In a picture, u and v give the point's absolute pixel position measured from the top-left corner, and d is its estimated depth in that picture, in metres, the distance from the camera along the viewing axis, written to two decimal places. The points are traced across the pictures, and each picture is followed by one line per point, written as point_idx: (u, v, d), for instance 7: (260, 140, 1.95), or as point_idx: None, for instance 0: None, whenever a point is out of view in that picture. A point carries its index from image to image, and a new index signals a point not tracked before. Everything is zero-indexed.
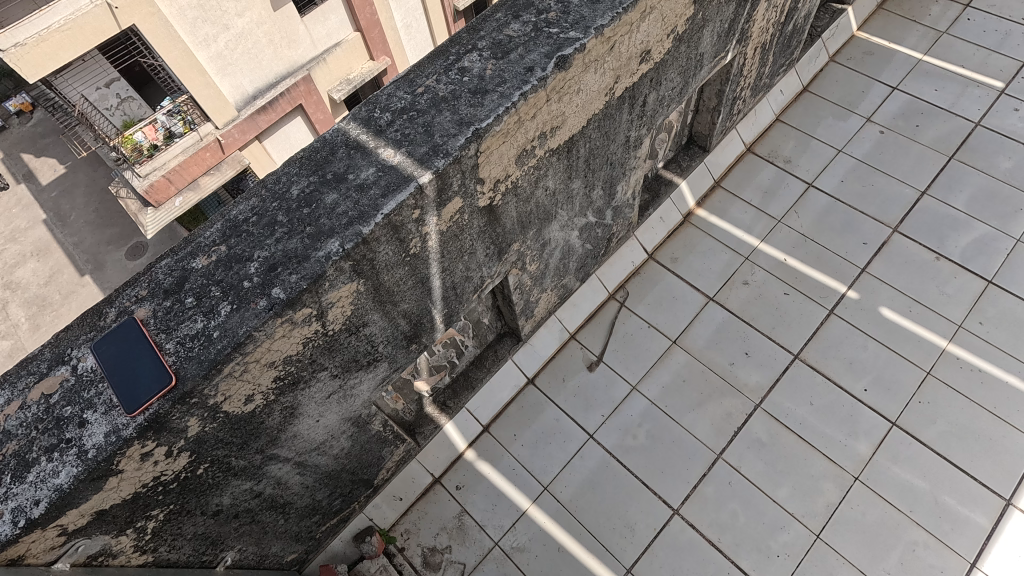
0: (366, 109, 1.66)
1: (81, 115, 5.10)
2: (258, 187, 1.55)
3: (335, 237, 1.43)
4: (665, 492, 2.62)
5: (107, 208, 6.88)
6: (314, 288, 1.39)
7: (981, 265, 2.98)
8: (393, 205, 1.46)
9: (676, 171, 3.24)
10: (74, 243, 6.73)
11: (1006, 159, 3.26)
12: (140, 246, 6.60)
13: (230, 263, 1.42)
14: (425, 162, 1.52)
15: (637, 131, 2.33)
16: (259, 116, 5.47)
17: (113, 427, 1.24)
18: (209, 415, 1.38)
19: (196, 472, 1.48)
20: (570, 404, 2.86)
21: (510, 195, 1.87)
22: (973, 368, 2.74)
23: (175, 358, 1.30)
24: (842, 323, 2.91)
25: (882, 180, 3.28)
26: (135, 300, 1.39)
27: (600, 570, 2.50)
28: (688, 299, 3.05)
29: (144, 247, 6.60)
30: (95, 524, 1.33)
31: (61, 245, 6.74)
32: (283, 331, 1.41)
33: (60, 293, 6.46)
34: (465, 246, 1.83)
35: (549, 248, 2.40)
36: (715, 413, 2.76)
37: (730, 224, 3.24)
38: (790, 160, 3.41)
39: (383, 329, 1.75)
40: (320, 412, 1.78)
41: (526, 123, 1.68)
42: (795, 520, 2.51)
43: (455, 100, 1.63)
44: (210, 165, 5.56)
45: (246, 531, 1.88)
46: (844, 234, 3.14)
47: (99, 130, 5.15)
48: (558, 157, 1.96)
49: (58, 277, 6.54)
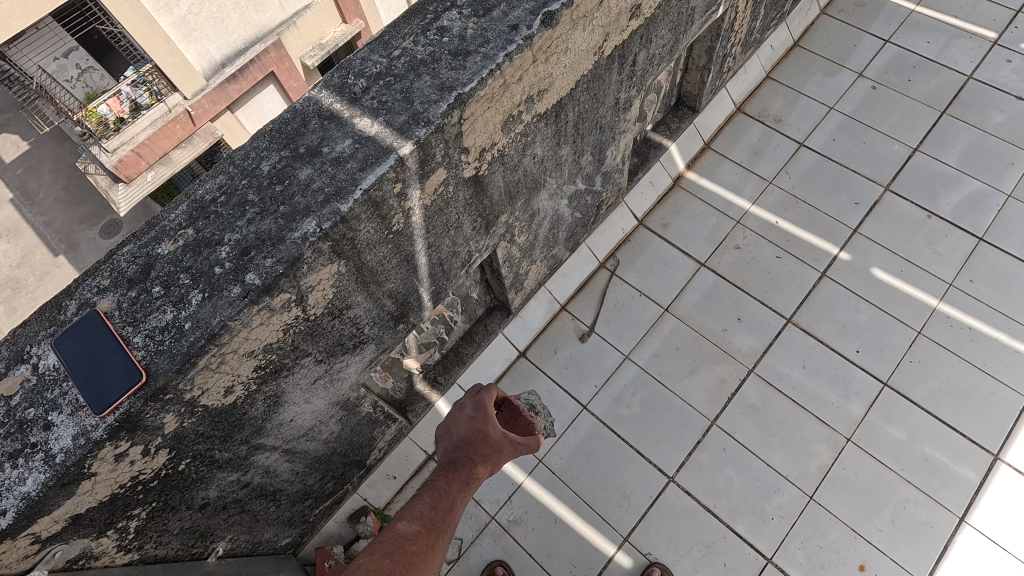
0: (338, 74, 1.52)
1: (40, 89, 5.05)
2: (225, 163, 1.43)
3: (311, 216, 1.33)
4: (660, 460, 2.62)
5: (76, 184, 6.56)
6: (292, 273, 1.30)
7: (973, 222, 2.96)
8: (372, 179, 1.36)
9: (666, 133, 3.13)
10: (44, 222, 6.45)
11: (998, 112, 3.20)
12: (115, 224, 6.38)
13: (199, 248, 1.31)
14: (405, 132, 1.41)
15: (626, 92, 2.22)
16: (230, 85, 5.21)
17: (81, 429, 1.17)
18: (187, 410, 1.31)
19: (177, 468, 1.41)
20: (563, 376, 2.82)
21: (497, 164, 1.77)
22: (963, 326, 2.74)
23: (145, 353, 1.21)
24: (834, 285, 2.88)
25: (874, 137, 3.21)
26: (97, 291, 1.29)
27: (597, 540, 2.51)
28: (680, 266, 3.00)
29: (119, 224, 6.38)
30: (72, 529, 1.26)
31: (30, 224, 6.45)
32: (261, 319, 1.32)
33: (35, 274, 6.29)
34: (451, 220, 1.74)
35: (538, 218, 2.31)
36: (709, 379, 2.75)
37: (721, 187, 3.17)
38: (781, 119, 3.31)
39: (369, 310, 1.67)
40: (307, 398, 1.70)
41: (512, 87, 1.57)
42: (788, 483, 2.53)
43: (435, 63, 1.51)
44: (180, 138, 5.30)
45: (236, 521, 1.83)
46: (836, 194, 3.09)
47: (60, 103, 5.05)
48: (546, 123, 1.85)
49: (31, 259, 6.32)
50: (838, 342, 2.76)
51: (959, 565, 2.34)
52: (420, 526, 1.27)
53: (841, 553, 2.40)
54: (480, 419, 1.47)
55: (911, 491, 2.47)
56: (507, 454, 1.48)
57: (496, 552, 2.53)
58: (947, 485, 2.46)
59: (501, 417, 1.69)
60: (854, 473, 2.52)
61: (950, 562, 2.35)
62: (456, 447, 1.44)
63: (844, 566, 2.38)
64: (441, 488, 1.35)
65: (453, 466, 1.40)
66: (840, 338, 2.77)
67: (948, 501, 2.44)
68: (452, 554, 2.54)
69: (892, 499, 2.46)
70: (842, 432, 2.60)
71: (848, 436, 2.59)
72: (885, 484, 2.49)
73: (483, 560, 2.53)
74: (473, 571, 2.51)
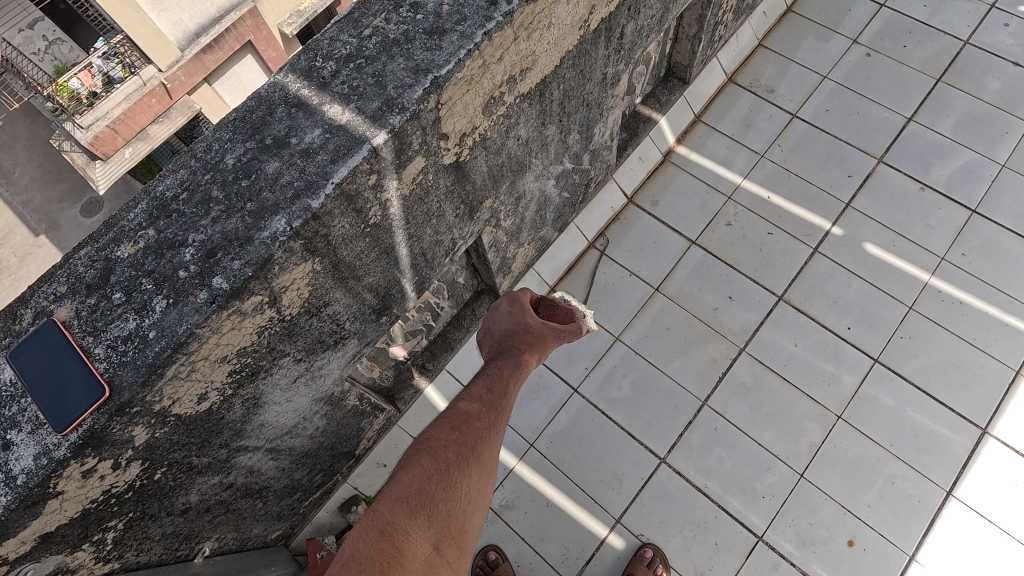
0: (305, 56, 1.42)
1: (8, 64, 5.05)
2: (186, 156, 1.33)
3: (279, 213, 1.25)
4: (652, 442, 2.61)
5: (52, 162, 6.29)
6: (262, 275, 1.24)
7: (966, 193, 2.91)
8: (345, 172, 1.28)
9: (655, 106, 3.02)
10: (22, 202, 6.20)
11: (994, 79, 3.12)
12: (95, 202, 6.17)
13: (161, 250, 1.23)
14: (378, 120, 1.32)
15: (614, 67, 2.12)
16: (205, 56, 5.01)
17: (42, 448, 1.11)
18: (157, 420, 1.26)
19: (153, 477, 1.37)
20: (553, 359, 2.78)
21: (479, 149, 1.68)
22: (954, 300, 2.72)
23: (107, 365, 1.15)
24: (826, 261, 2.84)
25: (868, 107, 3.13)
26: (53, 299, 1.21)
27: (589, 522, 2.52)
28: (670, 244, 2.94)
29: (99, 203, 6.16)
30: (43, 547, 1.22)
31: (7, 204, 6.20)
32: (232, 324, 1.26)
33: (16, 256, 6.10)
34: (431, 209, 1.66)
35: (523, 201, 2.23)
36: (700, 359, 2.72)
37: (711, 161, 3.09)
38: (773, 90, 3.21)
39: (348, 305, 1.60)
40: (288, 397, 1.65)
41: (492, 67, 1.48)
42: (779, 461, 2.54)
43: (409, 42, 1.41)
44: (156, 113, 5.11)
45: (222, 520, 1.79)
46: (829, 167, 3.02)
47: (29, 78, 5.02)
48: (529, 103, 1.75)
49: (11, 240, 6.11)
50: (829, 320, 2.74)
51: (945, 538, 2.38)
52: (487, 400, 1.50)
53: (830, 529, 2.43)
54: (517, 312, 1.72)
55: (900, 467, 2.50)
56: (551, 341, 1.73)
57: (489, 536, 2.54)
58: (935, 459, 2.49)
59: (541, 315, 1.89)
60: (844, 450, 2.54)
61: (936, 535, 2.39)
62: (501, 341, 1.71)
63: (833, 541, 2.42)
64: (495, 372, 1.59)
65: (502, 356, 1.65)
66: (832, 315, 2.75)
67: (935, 475, 2.47)
68: None
69: (880, 475, 2.49)
70: (833, 409, 2.60)
71: (838, 414, 2.59)
72: (874, 460, 2.51)
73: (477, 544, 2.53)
74: None
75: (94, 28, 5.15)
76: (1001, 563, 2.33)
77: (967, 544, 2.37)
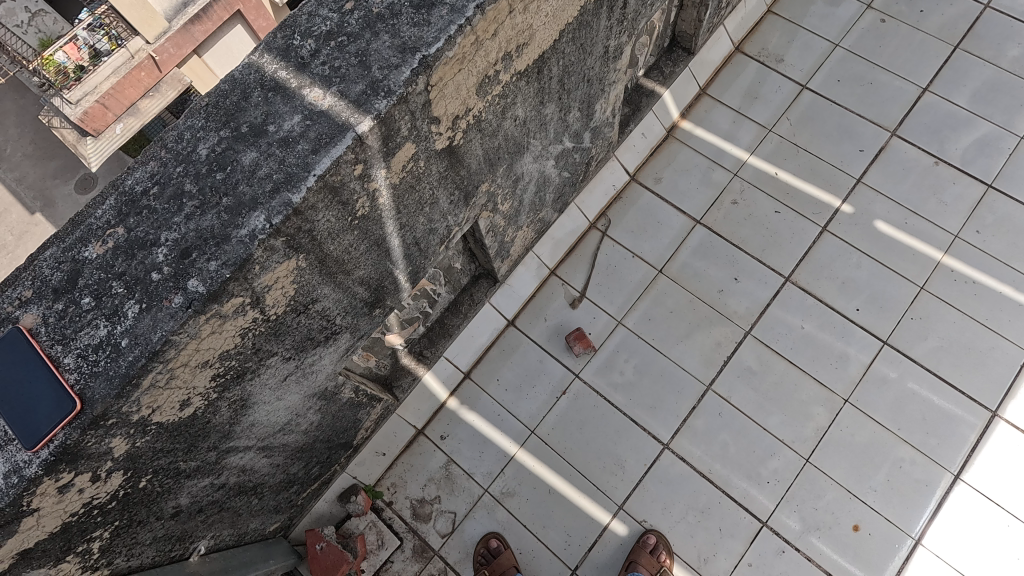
0: (282, 34, 1.30)
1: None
2: (156, 147, 1.23)
3: (258, 209, 1.16)
4: (655, 427, 2.57)
5: (43, 135, 5.96)
6: (241, 276, 1.16)
7: (983, 167, 2.80)
8: (327, 163, 1.18)
9: (659, 79, 2.88)
10: (16, 178, 5.90)
11: (1014, 46, 2.98)
12: (90, 177, 5.86)
13: (132, 250, 1.14)
14: (363, 105, 1.22)
15: (617, 39, 1.99)
16: (193, 26, 4.82)
17: (12, 465, 1.09)
18: (138, 430, 1.21)
19: (138, 485, 1.32)
20: (554, 344, 2.71)
21: (473, 131, 1.58)
22: (966, 280, 2.64)
23: (78, 377, 1.10)
24: (835, 241, 2.75)
25: (881, 77, 2.98)
26: (19, 304, 1.14)
27: (591, 508, 2.49)
28: (674, 223, 2.84)
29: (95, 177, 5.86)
30: (23, 562, 1.20)
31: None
32: (212, 328, 1.19)
33: (13, 234, 5.86)
34: (424, 197, 1.56)
35: (522, 183, 2.12)
36: (704, 343, 2.66)
37: (716, 136, 2.96)
38: (782, 59, 3.06)
39: (338, 300, 1.51)
40: (278, 396, 1.58)
41: (485, 43, 1.37)
42: (784, 446, 2.50)
43: (395, 18, 1.29)
44: (146, 86, 4.87)
45: (216, 519, 1.75)
46: (840, 141, 2.90)
47: (13, 51, 4.86)
48: (526, 81, 1.64)
49: (6, 218, 5.86)
50: (838, 301, 2.67)
51: (951, 521, 2.36)
52: None
53: (835, 514, 2.41)
54: None
55: (908, 450, 2.46)
56: None
57: (490, 524, 2.51)
58: (943, 442, 2.45)
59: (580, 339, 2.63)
60: (851, 434, 2.49)
61: (942, 519, 2.36)
62: None
63: (838, 526, 2.40)
64: None
65: None
66: (841, 296, 2.67)
67: (943, 459, 2.43)
68: (446, 527, 2.52)
69: (888, 459, 2.45)
70: (840, 392, 2.54)
71: (846, 397, 2.54)
72: (882, 445, 2.47)
73: (478, 532, 2.51)
74: (468, 544, 2.49)
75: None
76: (1009, 546, 2.31)
77: (973, 528, 2.35)
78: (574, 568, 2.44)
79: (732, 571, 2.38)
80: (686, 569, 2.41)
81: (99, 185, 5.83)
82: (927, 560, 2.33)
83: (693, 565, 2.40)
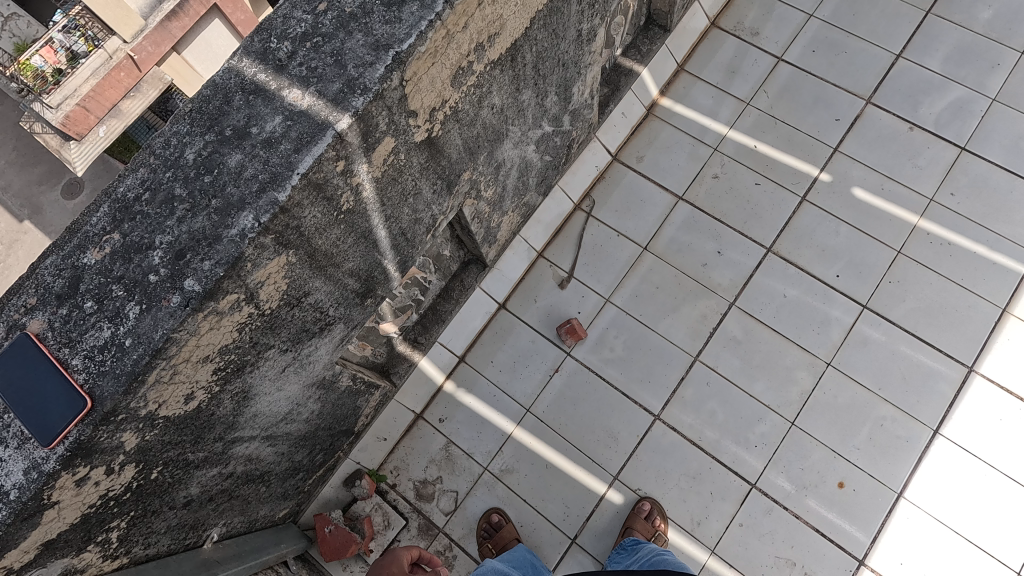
0: (259, 38, 1.34)
1: None
2: (145, 154, 1.28)
3: (246, 209, 1.22)
4: (646, 400, 2.65)
5: (24, 140, 5.93)
6: (234, 273, 1.22)
7: (956, 130, 2.86)
8: (310, 161, 1.23)
9: (636, 58, 2.91)
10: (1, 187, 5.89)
11: (986, 8, 3.01)
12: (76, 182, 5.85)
13: (129, 254, 1.20)
14: (340, 103, 1.27)
15: (589, 22, 2.02)
16: (170, 23, 4.75)
17: (31, 462, 1.17)
18: (146, 424, 1.28)
19: (149, 477, 1.40)
20: (544, 324, 2.78)
21: (451, 122, 1.62)
22: (942, 242, 2.72)
23: (86, 377, 1.17)
24: (814, 210, 2.81)
25: (856, 45, 3.02)
26: (25, 311, 1.21)
27: (587, 480, 2.59)
28: (657, 201, 2.89)
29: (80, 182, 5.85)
30: (47, 553, 1.29)
31: None
32: (210, 324, 1.25)
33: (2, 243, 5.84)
34: (407, 188, 1.61)
35: (504, 169, 2.17)
36: (691, 316, 2.73)
37: (696, 112, 3.00)
38: (757, 33, 3.09)
39: (330, 293, 1.57)
40: (278, 386, 1.64)
41: (457, 36, 1.41)
42: (770, 411, 2.59)
43: (367, 16, 1.34)
44: (127, 87, 4.83)
45: (226, 507, 1.83)
46: (817, 111, 2.95)
47: None
48: (500, 70, 1.69)
49: None
50: (818, 268, 2.74)
51: (931, 474, 2.47)
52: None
53: (821, 472, 2.51)
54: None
55: (889, 409, 2.55)
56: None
57: (491, 500, 2.60)
58: (923, 400, 2.55)
59: (569, 325, 2.67)
60: (834, 395, 2.59)
61: (923, 472, 2.47)
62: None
63: (824, 484, 2.50)
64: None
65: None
66: (821, 263, 2.74)
67: (923, 416, 2.53)
68: (449, 505, 2.61)
69: (870, 418, 2.55)
70: (823, 357, 2.63)
71: (828, 361, 2.62)
72: (864, 405, 2.57)
73: (479, 508, 2.60)
74: (470, 520, 2.59)
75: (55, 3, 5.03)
76: (987, 495, 2.42)
77: (952, 479, 2.45)
78: (574, 537, 2.54)
79: (724, 532, 2.48)
80: (680, 532, 2.50)
81: (85, 189, 5.81)
82: (910, 512, 2.44)
83: (687, 528, 2.51)
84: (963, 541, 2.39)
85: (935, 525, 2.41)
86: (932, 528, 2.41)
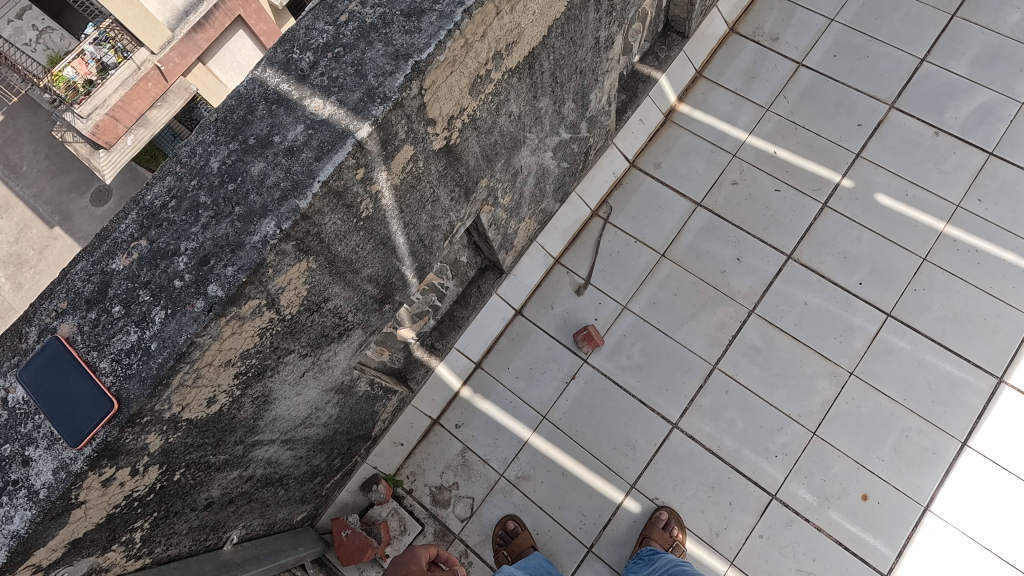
0: (282, 48, 1.38)
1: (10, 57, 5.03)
2: (172, 163, 1.31)
3: (268, 216, 1.24)
4: (664, 408, 2.63)
5: (56, 149, 6.11)
6: (256, 279, 1.24)
7: (983, 135, 2.80)
8: (331, 169, 1.26)
9: (654, 64, 2.90)
10: (33, 194, 6.06)
11: (1013, 11, 2.95)
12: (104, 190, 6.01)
13: (156, 260, 1.23)
14: (361, 111, 1.29)
15: (607, 29, 2.02)
16: (197, 34, 4.85)
17: (60, 462, 1.20)
18: (170, 426, 1.31)
19: (173, 478, 1.44)
20: (561, 331, 2.78)
21: (469, 130, 1.64)
22: (969, 249, 2.66)
23: (113, 379, 1.20)
24: (836, 217, 2.77)
25: (879, 50, 2.97)
26: (56, 314, 1.24)
27: (603, 488, 2.57)
28: (675, 207, 2.87)
29: (108, 190, 6.01)
30: (74, 551, 1.32)
31: (20, 197, 6.06)
32: (232, 328, 1.27)
33: (34, 248, 5.99)
34: (425, 195, 1.63)
35: (521, 176, 2.18)
36: (710, 323, 2.70)
37: (715, 119, 2.98)
38: (777, 38, 3.06)
39: (349, 298, 1.59)
40: (298, 390, 1.66)
41: (475, 45, 1.43)
42: (791, 421, 2.55)
43: (387, 26, 1.36)
44: (154, 97, 4.97)
45: (246, 509, 1.86)
46: (838, 116, 2.91)
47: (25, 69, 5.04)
48: (518, 77, 1.70)
49: (26, 233, 5.99)
50: (839, 275, 2.70)
51: (959, 487, 2.40)
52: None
53: (844, 484, 2.46)
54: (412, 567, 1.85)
55: (915, 420, 2.49)
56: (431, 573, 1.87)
57: (507, 507, 2.60)
58: (950, 411, 2.48)
59: (585, 332, 2.67)
60: (857, 406, 2.53)
61: (951, 485, 2.40)
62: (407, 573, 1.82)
63: (847, 496, 2.45)
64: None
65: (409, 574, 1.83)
66: (843, 270, 2.70)
67: (950, 427, 2.46)
68: (465, 512, 2.61)
69: (895, 429, 2.49)
70: (845, 366, 2.58)
71: (851, 370, 2.57)
72: (889, 415, 2.51)
73: (495, 515, 2.59)
74: (486, 526, 2.58)
75: (83, 16, 5.20)
76: (1018, 509, 2.35)
77: (980, 493, 2.38)
78: (590, 546, 2.52)
79: (743, 544, 2.44)
80: (698, 543, 2.47)
81: (113, 196, 5.98)
82: (936, 526, 2.37)
83: (706, 538, 2.47)
84: (993, 556, 2.31)
85: (964, 540, 2.34)
86: (960, 543, 2.34)
